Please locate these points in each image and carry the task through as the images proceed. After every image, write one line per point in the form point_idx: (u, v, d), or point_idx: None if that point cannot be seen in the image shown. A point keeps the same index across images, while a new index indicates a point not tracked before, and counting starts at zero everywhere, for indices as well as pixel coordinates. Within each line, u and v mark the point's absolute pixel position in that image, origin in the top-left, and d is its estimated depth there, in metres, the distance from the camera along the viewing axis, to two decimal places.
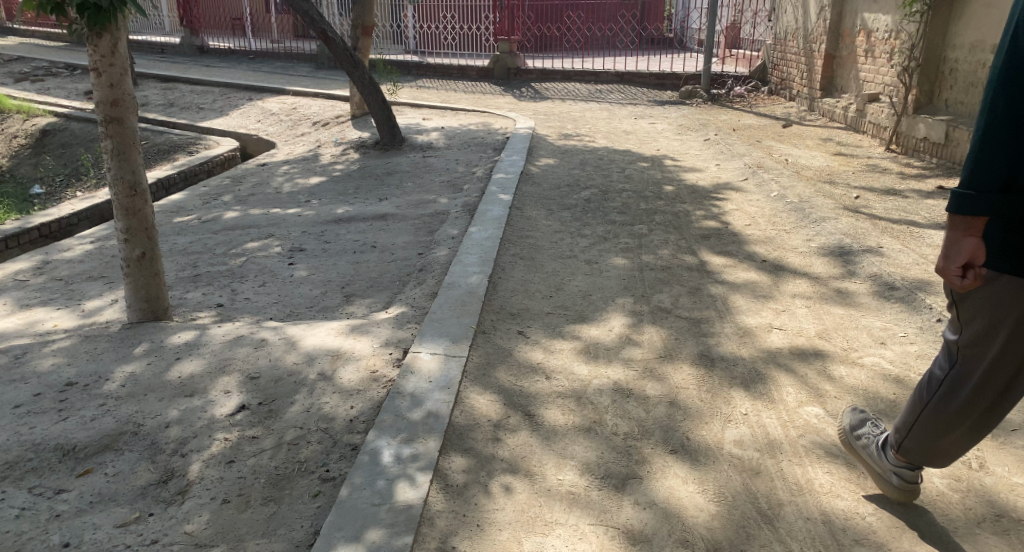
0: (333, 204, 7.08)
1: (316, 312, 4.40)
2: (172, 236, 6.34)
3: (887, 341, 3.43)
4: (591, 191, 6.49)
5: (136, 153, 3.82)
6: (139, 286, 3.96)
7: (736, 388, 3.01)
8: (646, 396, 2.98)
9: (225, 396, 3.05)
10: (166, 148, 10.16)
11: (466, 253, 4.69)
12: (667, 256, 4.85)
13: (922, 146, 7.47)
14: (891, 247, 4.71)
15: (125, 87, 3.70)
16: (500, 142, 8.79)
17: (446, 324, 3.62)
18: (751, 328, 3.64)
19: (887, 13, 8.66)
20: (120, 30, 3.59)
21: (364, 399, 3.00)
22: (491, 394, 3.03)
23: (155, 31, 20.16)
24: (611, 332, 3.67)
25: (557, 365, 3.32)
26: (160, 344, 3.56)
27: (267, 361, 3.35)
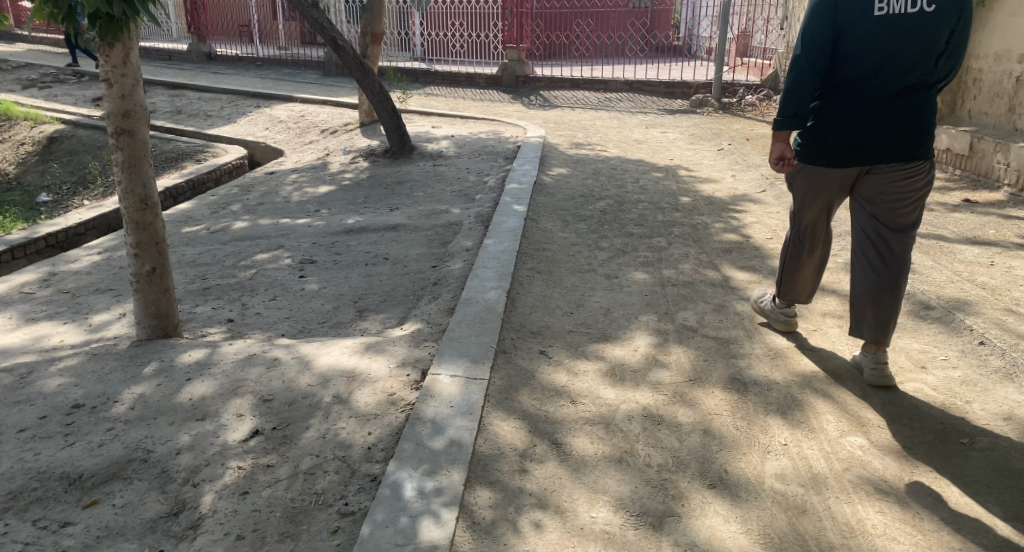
0: (343, 214, 6.97)
1: (329, 328, 4.27)
2: (181, 247, 6.24)
3: (928, 364, 3.31)
4: (606, 202, 6.37)
5: (148, 166, 3.71)
6: (149, 302, 3.84)
7: (773, 416, 2.92)
8: (678, 423, 2.88)
9: (238, 421, 2.91)
10: (174, 156, 10.07)
11: (482, 266, 4.55)
12: (688, 271, 4.72)
13: (945, 157, 7.40)
14: (922, 264, 4.60)
15: (137, 98, 3.60)
16: (511, 151, 8.68)
17: (465, 343, 3.49)
18: (783, 349, 3.54)
19: None
20: (132, 40, 3.49)
21: (382, 425, 2.87)
22: (515, 419, 2.89)
23: (163, 38, 20.15)
24: (636, 353, 3.54)
25: (582, 388, 3.19)
26: (170, 364, 3.44)
27: (280, 383, 3.21)
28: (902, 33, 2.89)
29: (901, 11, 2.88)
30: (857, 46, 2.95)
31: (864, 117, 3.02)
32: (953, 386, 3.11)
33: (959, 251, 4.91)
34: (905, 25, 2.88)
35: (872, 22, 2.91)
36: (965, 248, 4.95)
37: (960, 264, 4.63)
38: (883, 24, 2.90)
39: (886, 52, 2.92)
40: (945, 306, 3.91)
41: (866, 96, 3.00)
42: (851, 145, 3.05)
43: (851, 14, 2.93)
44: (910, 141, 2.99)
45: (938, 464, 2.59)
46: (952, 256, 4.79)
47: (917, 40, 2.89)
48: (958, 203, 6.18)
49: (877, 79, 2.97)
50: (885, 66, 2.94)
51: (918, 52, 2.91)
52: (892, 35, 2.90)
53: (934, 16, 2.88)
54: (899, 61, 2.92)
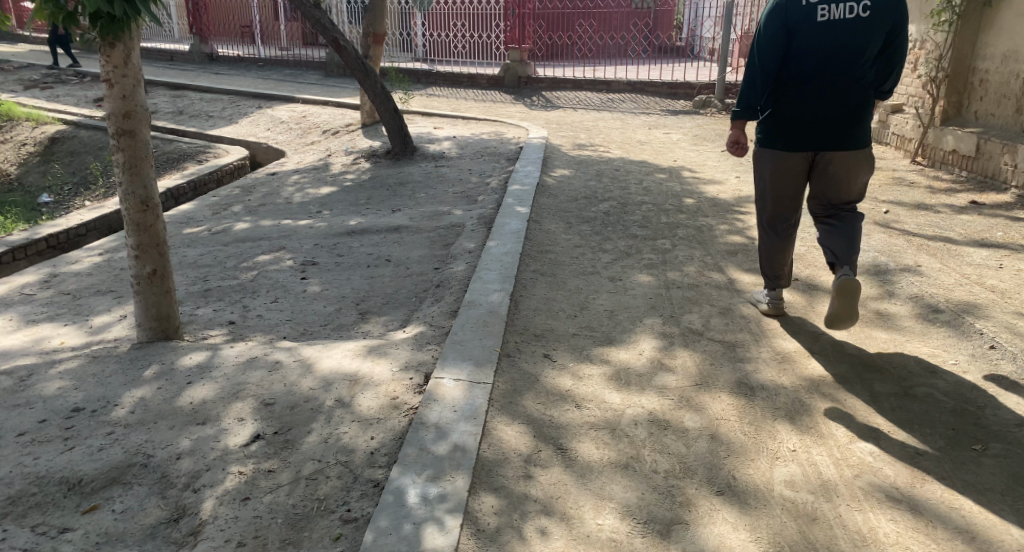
0: (345, 215, 6.94)
1: (331, 330, 4.24)
2: (183, 249, 6.22)
3: (938, 369, 3.29)
4: (610, 203, 6.34)
5: (149, 167, 3.68)
6: (150, 304, 3.80)
7: (781, 421, 2.91)
8: (685, 429, 2.87)
9: (239, 425, 2.88)
10: (175, 157, 10.05)
11: (485, 268, 4.52)
12: (693, 273, 4.69)
13: (950, 159, 7.35)
14: (929, 267, 4.57)
15: (138, 98, 3.57)
16: (513, 152, 8.65)
17: (468, 346, 3.45)
18: (789, 353, 3.52)
19: (911, 22, 8.52)
20: (133, 40, 3.46)
21: (385, 429, 2.84)
22: (520, 424, 2.86)
23: (165, 39, 20.15)
24: (641, 356, 3.51)
25: (587, 392, 3.16)
26: (171, 366, 3.40)
27: (282, 387, 3.18)
28: (842, 35, 3.28)
29: (841, 16, 3.26)
30: (803, 46, 3.33)
31: (812, 107, 3.39)
32: (963, 391, 3.10)
33: (966, 254, 4.87)
34: (845, 29, 3.27)
35: (817, 26, 3.30)
36: (973, 251, 4.92)
37: (968, 266, 4.61)
38: (826, 27, 3.28)
39: (829, 51, 3.30)
40: (954, 309, 3.89)
41: (813, 90, 3.38)
42: (803, 133, 3.43)
43: (799, 18, 3.32)
44: (853, 130, 3.39)
45: (950, 470, 2.57)
46: (959, 259, 4.76)
47: (856, 42, 3.28)
48: (964, 206, 6.15)
49: (823, 75, 3.34)
50: (829, 63, 3.32)
51: (857, 51, 3.29)
52: (834, 36, 3.28)
53: (871, 20, 3.26)
54: (841, 59, 3.31)
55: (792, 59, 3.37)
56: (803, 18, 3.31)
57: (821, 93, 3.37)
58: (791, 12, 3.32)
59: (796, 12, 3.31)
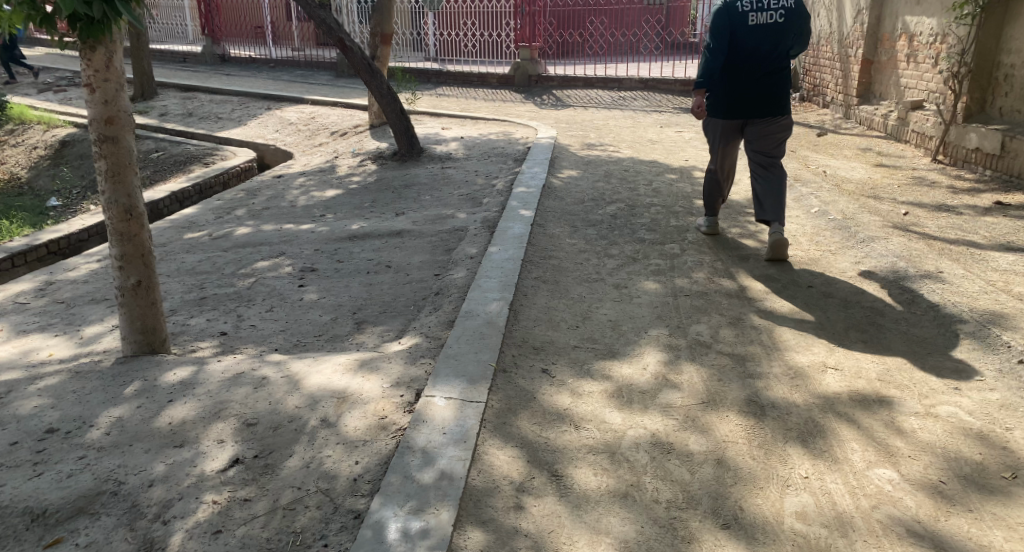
0: (348, 219, 6.80)
1: (325, 342, 4.08)
2: (182, 255, 6.10)
3: (962, 387, 3.10)
4: (618, 205, 6.15)
5: (133, 174, 3.54)
6: (135, 317, 3.66)
7: (793, 444, 2.73)
8: (689, 452, 2.69)
9: (218, 448, 2.73)
10: (182, 159, 9.96)
11: (485, 275, 4.35)
12: (702, 280, 4.50)
13: (974, 157, 7.09)
14: (952, 272, 4.37)
15: (121, 104, 3.43)
16: (521, 153, 8.48)
17: (463, 361, 3.28)
18: (803, 368, 3.34)
19: (931, 15, 8.26)
20: (116, 42, 3.33)
21: (370, 453, 2.68)
22: (513, 448, 2.71)
23: (177, 39, 20.13)
24: (646, 372, 3.33)
25: (586, 412, 2.99)
26: (153, 383, 3.26)
27: (266, 405, 3.03)
28: (767, 34, 4.49)
29: (765, 21, 4.48)
30: (741, 40, 4.53)
31: (747, 84, 4.59)
32: (989, 410, 2.91)
33: (991, 258, 4.65)
34: (770, 28, 4.47)
35: (750, 27, 4.50)
36: (998, 255, 4.69)
37: (993, 272, 4.40)
38: (756, 29, 4.49)
39: (757, 45, 4.52)
40: (979, 320, 3.70)
41: (748, 72, 4.57)
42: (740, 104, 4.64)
43: (736, 21, 4.52)
44: (774, 104, 4.60)
45: (977, 501, 2.38)
46: (983, 264, 4.55)
47: (776, 40, 4.49)
48: (988, 206, 5.92)
49: (755, 62, 4.55)
50: (757, 54, 4.53)
51: (777, 46, 4.50)
52: (759, 35, 4.50)
53: (786, 24, 4.47)
54: (766, 50, 4.52)
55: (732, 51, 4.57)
56: (739, 21, 4.51)
57: (753, 73, 4.56)
58: (731, 19, 4.52)
59: (733, 18, 4.51)
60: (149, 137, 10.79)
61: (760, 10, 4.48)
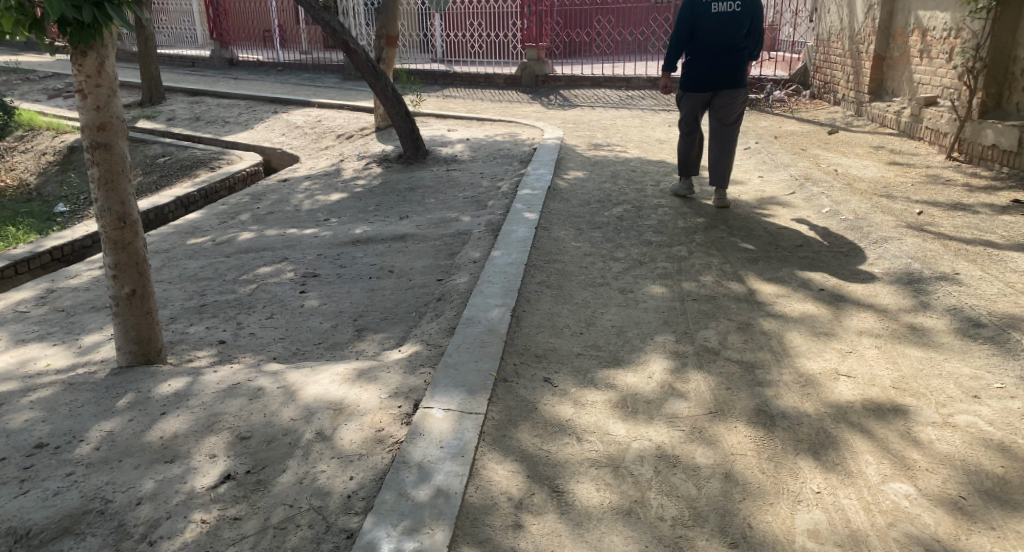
0: (353, 222, 6.73)
1: (324, 350, 4.00)
2: (184, 261, 6.04)
3: (981, 394, 2.99)
4: (624, 207, 6.05)
5: (127, 181, 3.44)
6: (129, 326, 3.59)
7: (805, 456, 2.62)
8: (696, 466, 2.59)
9: (208, 463, 2.66)
10: (189, 164, 9.92)
11: (487, 281, 4.26)
12: (710, 283, 4.39)
13: (990, 154, 6.94)
14: (969, 274, 4.25)
15: (114, 109, 3.33)
16: (527, 154, 8.38)
17: (463, 371, 3.19)
18: (814, 376, 3.23)
19: (945, 10, 8.10)
20: (108, 47, 3.24)
21: (366, 468, 2.59)
22: (513, 462, 2.62)
23: (186, 44, 20.13)
24: (651, 380, 3.23)
25: (589, 423, 2.89)
26: (147, 395, 3.19)
27: (261, 418, 2.95)
28: (726, 20, 5.49)
29: (723, 9, 5.48)
30: (705, 25, 5.53)
31: (712, 62, 5.56)
32: (1011, 419, 2.79)
33: (1010, 259, 4.51)
34: (729, 15, 5.46)
35: (712, 14, 5.50)
36: (1017, 256, 4.56)
37: (1012, 273, 4.27)
38: (717, 15, 5.49)
39: (717, 29, 5.52)
40: (998, 324, 3.58)
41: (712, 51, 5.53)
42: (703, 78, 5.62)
43: (700, 9, 5.52)
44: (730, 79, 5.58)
45: (999, 519, 2.27)
46: (1001, 265, 4.42)
47: (733, 25, 5.49)
48: (1006, 205, 5.78)
49: (716, 43, 5.53)
50: (718, 36, 5.52)
51: (734, 29, 5.50)
52: (719, 20, 5.50)
53: (741, 13, 5.48)
54: (727, 33, 5.50)
55: (698, 34, 5.56)
56: (702, 10, 5.51)
57: (714, 53, 5.54)
58: (696, 8, 5.52)
59: (697, 5, 5.52)
60: (156, 142, 10.75)
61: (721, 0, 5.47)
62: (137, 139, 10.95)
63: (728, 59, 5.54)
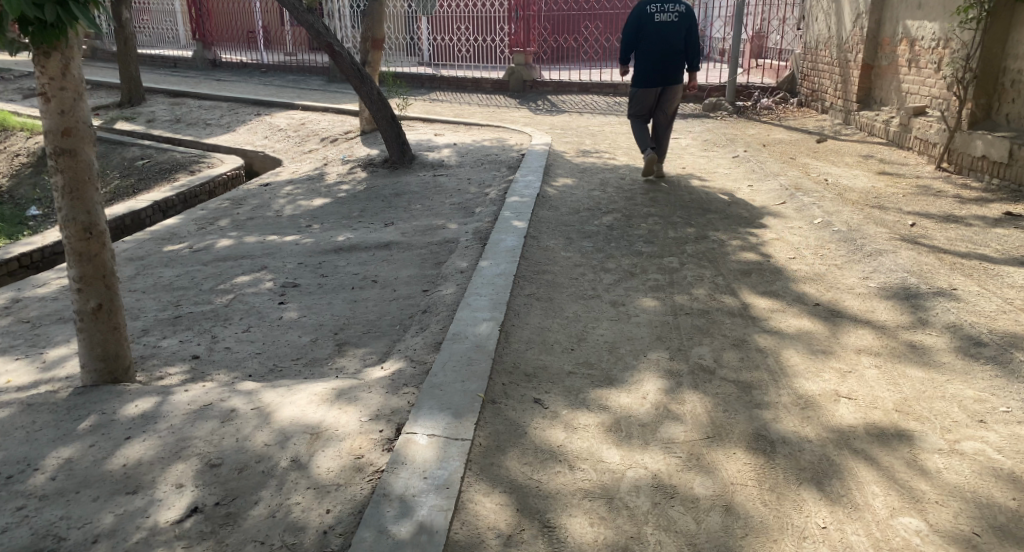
0: (336, 229, 6.55)
1: (302, 366, 3.83)
2: (159, 269, 5.84)
3: (987, 419, 2.88)
4: (614, 215, 5.92)
5: (93, 189, 3.26)
6: (95, 343, 3.39)
7: (807, 487, 2.49)
8: (694, 498, 2.46)
9: (175, 494, 2.49)
10: (168, 166, 9.68)
11: (475, 292, 4.10)
12: (703, 297, 4.26)
13: (979, 165, 6.89)
14: (966, 289, 4.16)
15: (80, 114, 3.14)
16: (515, 159, 8.25)
17: (448, 392, 3.03)
18: (814, 397, 3.10)
19: (933, 20, 8.07)
20: (73, 49, 3.05)
21: (344, 500, 2.43)
22: (501, 494, 2.48)
23: (168, 43, 19.80)
24: (645, 401, 3.09)
25: (581, 449, 2.75)
26: (111, 417, 3.01)
27: (232, 443, 2.78)
28: (668, 27, 6.59)
29: (665, 18, 6.58)
30: (651, 30, 6.60)
31: (655, 58, 6.59)
32: (1019, 447, 2.68)
33: (1007, 274, 4.42)
34: (670, 22, 6.57)
35: (656, 22, 6.60)
36: (1014, 271, 4.47)
37: (1010, 288, 4.18)
38: (660, 23, 6.59)
39: (661, 35, 6.59)
40: (998, 343, 3.49)
41: (656, 52, 6.58)
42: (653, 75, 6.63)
43: (646, 19, 6.62)
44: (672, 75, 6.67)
45: None
46: (999, 280, 4.33)
47: (674, 31, 6.61)
48: (998, 217, 5.72)
49: (661, 47, 6.60)
50: (663, 40, 6.58)
51: (675, 34, 6.60)
52: (662, 29, 6.59)
53: (679, 21, 6.60)
54: (669, 37, 6.57)
55: (642, 37, 6.64)
56: (647, 18, 6.62)
57: (662, 54, 6.60)
58: (643, 19, 6.62)
59: (644, 16, 6.62)
60: (134, 144, 10.50)
61: (662, 12, 6.58)
62: (115, 141, 10.69)
63: (672, 60, 6.61)
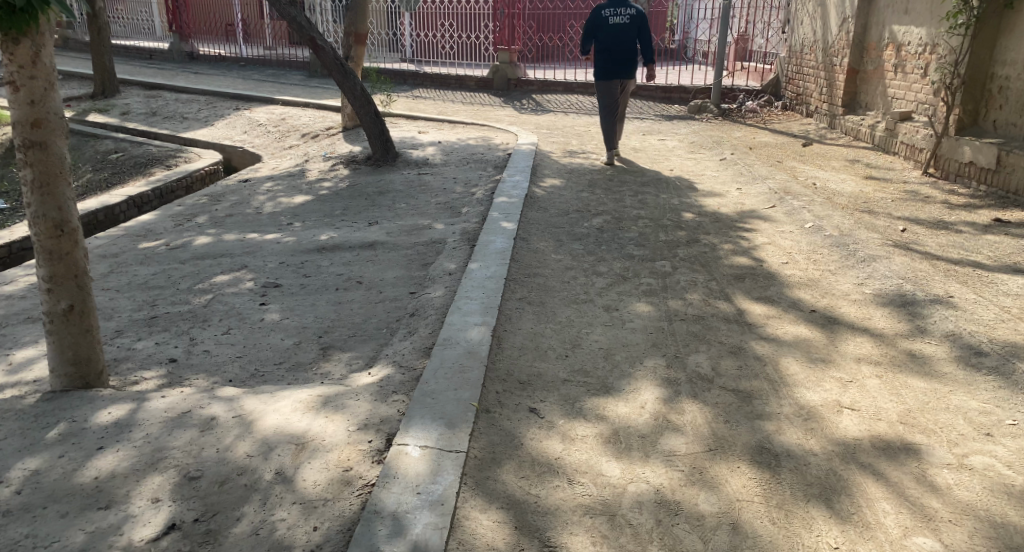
0: (318, 228, 6.38)
1: (285, 371, 3.68)
2: (134, 267, 5.64)
3: (993, 432, 2.82)
4: (603, 217, 5.82)
5: (65, 184, 3.09)
6: (65, 347, 3.22)
7: (815, 504, 2.41)
8: (700, 515, 2.37)
9: (150, 510, 2.34)
10: (143, 161, 9.42)
11: (465, 296, 3.98)
12: (698, 302, 4.17)
13: (967, 171, 6.89)
14: (963, 297, 4.11)
15: (51, 104, 2.98)
16: (501, 159, 8.12)
17: (440, 401, 2.90)
18: (816, 409, 3.02)
19: (920, 25, 8.07)
20: (44, 35, 2.88)
21: (332, 517, 2.30)
22: (498, 511, 2.36)
23: (144, 35, 19.40)
24: (644, 411, 2.99)
25: (580, 462, 2.64)
26: (82, 426, 2.84)
27: (212, 453, 2.63)
28: (621, 28, 7.28)
29: (618, 21, 7.29)
30: (606, 32, 7.32)
31: (610, 56, 7.33)
32: None
33: (1001, 282, 4.39)
34: (623, 24, 7.26)
35: (610, 24, 7.31)
36: (1007, 278, 4.44)
37: (1006, 296, 4.15)
38: (614, 25, 7.30)
39: (615, 37, 7.31)
40: (999, 353, 3.44)
41: (611, 50, 7.32)
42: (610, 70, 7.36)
43: (602, 22, 7.34)
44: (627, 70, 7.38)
45: None
46: (994, 287, 4.30)
47: (626, 31, 7.30)
48: (988, 223, 5.70)
49: (616, 46, 7.32)
50: (616, 40, 7.30)
51: (628, 34, 7.30)
52: (615, 31, 7.31)
53: (631, 22, 7.28)
54: (622, 37, 7.29)
55: (599, 37, 7.38)
56: (602, 21, 7.34)
57: (616, 51, 7.32)
58: (599, 23, 7.35)
59: (600, 20, 7.33)
60: (109, 137, 10.22)
61: (615, 15, 7.28)
62: (88, 134, 10.40)
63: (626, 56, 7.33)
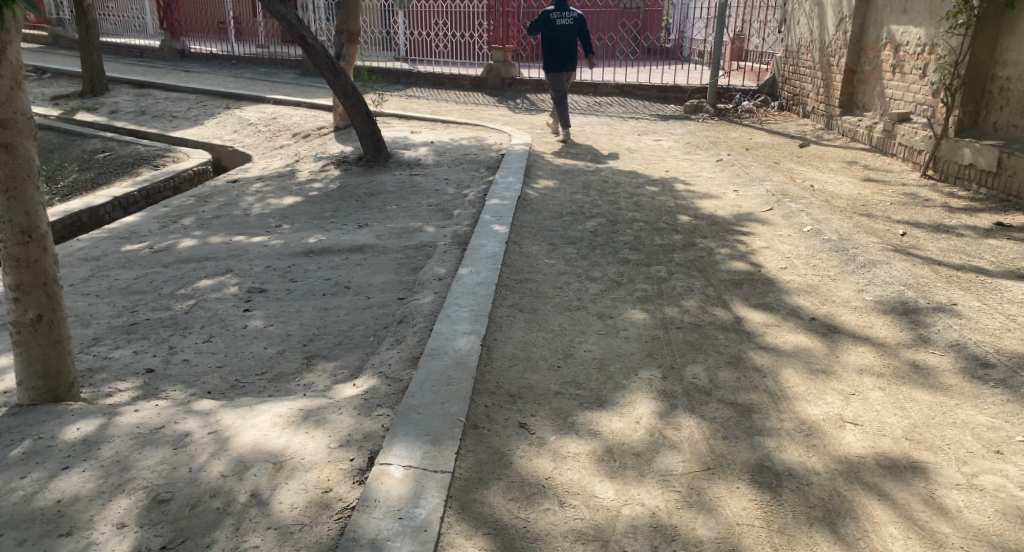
0: (307, 230, 6.23)
1: (267, 382, 3.54)
2: (115, 271, 5.49)
3: (1003, 449, 2.70)
4: (598, 220, 5.69)
5: (33, 188, 2.95)
6: (33, 358, 3.07)
7: (819, 529, 2.29)
8: (697, 541, 2.24)
9: (114, 537, 2.20)
10: (131, 160, 9.25)
11: (454, 303, 3.84)
12: (694, 309, 4.05)
13: (967, 173, 6.78)
14: (966, 304, 4.00)
15: (18, 104, 2.84)
16: (494, 160, 7.99)
17: (426, 416, 2.77)
18: (818, 423, 2.89)
19: (919, 25, 7.96)
20: (10, 32, 2.74)
21: (308, 544, 2.17)
22: (484, 537, 2.23)
23: (135, 32, 19.17)
24: (639, 426, 2.87)
25: (572, 482, 2.51)
26: (47, 443, 2.71)
27: (184, 473, 2.49)
28: (568, 28, 7.97)
29: (562, 22, 7.95)
30: (555, 32, 7.99)
31: (557, 53, 8.04)
32: None
33: (1005, 288, 4.28)
34: (569, 25, 7.95)
35: (556, 25, 7.97)
36: (1011, 285, 4.33)
37: (1011, 304, 4.03)
38: (560, 26, 7.96)
39: (559, 36, 8.01)
40: (1006, 364, 3.32)
41: (559, 49, 8.03)
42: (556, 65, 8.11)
43: (550, 22, 7.96)
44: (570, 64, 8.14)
45: None
46: (997, 294, 4.18)
47: (571, 31, 8.00)
48: (990, 228, 5.59)
49: (560, 45, 8.04)
50: (562, 39, 8.00)
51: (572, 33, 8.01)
52: (561, 31, 7.99)
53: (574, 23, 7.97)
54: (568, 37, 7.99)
55: (549, 37, 8.01)
56: (551, 22, 7.95)
57: (562, 49, 8.03)
58: (546, 24, 7.97)
59: (548, 20, 7.95)
60: (96, 136, 10.05)
61: (562, 16, 7.93)
62: (75, 132, 10.23)
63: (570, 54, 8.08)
